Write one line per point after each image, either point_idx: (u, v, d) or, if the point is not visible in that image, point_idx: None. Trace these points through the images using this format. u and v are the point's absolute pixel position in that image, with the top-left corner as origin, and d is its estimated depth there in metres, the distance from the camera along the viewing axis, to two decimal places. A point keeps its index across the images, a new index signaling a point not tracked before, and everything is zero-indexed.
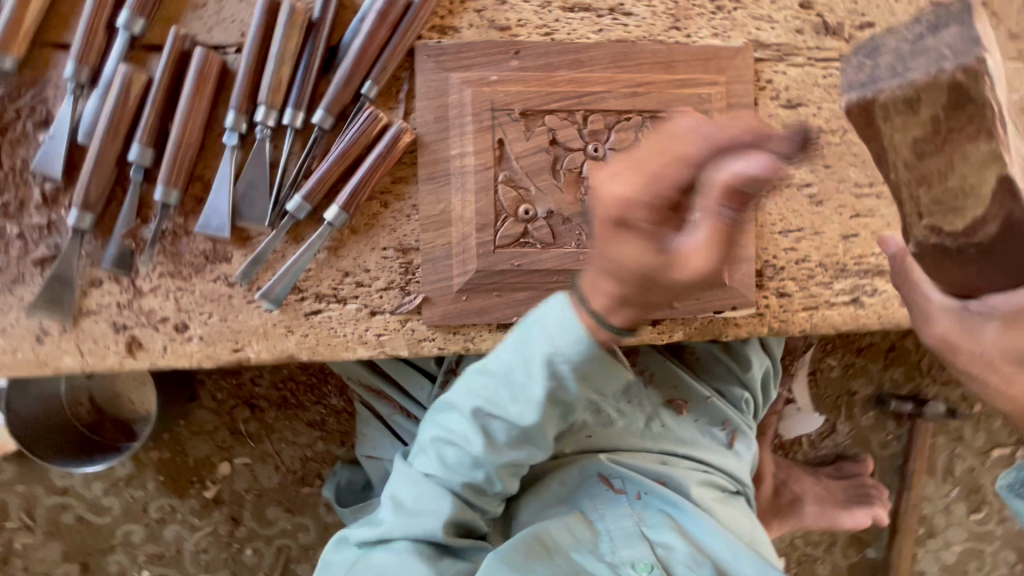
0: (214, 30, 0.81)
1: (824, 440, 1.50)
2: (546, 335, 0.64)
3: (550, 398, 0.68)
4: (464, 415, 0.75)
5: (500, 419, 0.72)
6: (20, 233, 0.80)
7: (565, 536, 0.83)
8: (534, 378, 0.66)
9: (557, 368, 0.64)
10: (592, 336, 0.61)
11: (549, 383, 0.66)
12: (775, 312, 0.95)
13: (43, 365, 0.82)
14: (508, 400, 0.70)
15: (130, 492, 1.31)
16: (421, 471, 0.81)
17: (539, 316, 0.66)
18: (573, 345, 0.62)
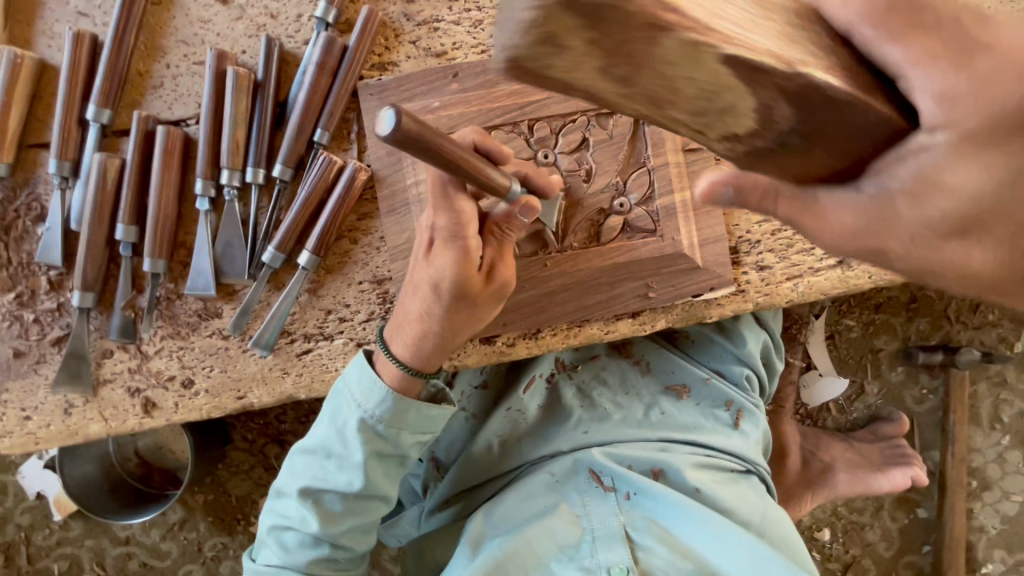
0: (174, 106, 0.88)
1: (853, 403, 1.44)
2: (355, 402, 0.78)
3: (376, 453, 0.79)
4: (292, 496, 0.81)
5: (331, 491, 0.80)
6: (36, 318, 0.88)
7: (545, 543, 0.88)
8: (352, 444, 0.78)
9: (372, 426, 0.78)
10: (393, 389, 0.78)
11: (367, 443, 0.78)
12: (756, 287, 0.93)
13: (74, 434, 0.90)
14: (335, 471, 0.80)
15: (185, 534, 1.41)
16: (263, 565, 0.84)
17: (345, 384, 0.80)
18: (379, 403, 0.78)
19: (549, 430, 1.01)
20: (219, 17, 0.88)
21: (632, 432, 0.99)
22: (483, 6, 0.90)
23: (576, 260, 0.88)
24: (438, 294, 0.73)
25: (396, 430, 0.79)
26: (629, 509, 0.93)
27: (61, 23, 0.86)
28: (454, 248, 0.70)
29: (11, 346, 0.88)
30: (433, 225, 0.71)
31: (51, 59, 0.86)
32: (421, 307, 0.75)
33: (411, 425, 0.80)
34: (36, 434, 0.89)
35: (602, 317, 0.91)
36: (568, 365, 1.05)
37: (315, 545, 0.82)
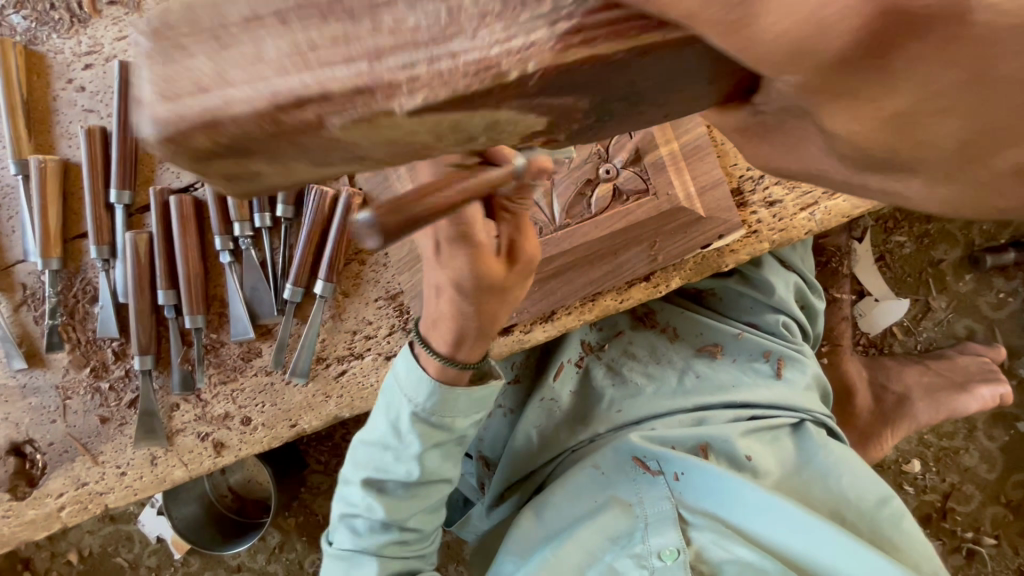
0: (182, 174, 0.96)
1: (921, 323, 1.33)
2: (406, 396, 0.82)
3: (432, 441, 0.83)
4: (357, 485, 0.86)
5: (393, 480, 0.85)
6: (111, 386, 0.99)
7: (594, 537, 0.90)
8: (407, 436, 0.82)
9: (423, 417, 0.82)
10: (440, 381, 0.81)
11: (421, 433, 0.82)
12: (769, 224, 0.89)
13: (162, 482, 1.00)
14: (395, 460, 0.84)
15: (286, 555, 1.53)
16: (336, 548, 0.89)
17: (397, 377, 0.83)
18: (429, 395, 0.81)
19: (584, 414, 1.06)
20: None
21: (668, 402, 1.01)
22: None
23: (574, 236, 0.86)
24: (462, 292, 0.72)
25: (447, 417, 0.83)
26: (681, 492, 0.93)
27: (74, 123, 0.96)
28: (464, 254, 0.67)
29: (97, 414, 1.00)
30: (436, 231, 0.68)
31: (73, 157, 0.97)
32: (450, 305, 0.76)
33: (462, 410, 0.83)
34: (133, 487, 1.00)
35: (614, 287, 0.90)
36: (595, 346, 1.08)
37: (383, 529, 0.87)
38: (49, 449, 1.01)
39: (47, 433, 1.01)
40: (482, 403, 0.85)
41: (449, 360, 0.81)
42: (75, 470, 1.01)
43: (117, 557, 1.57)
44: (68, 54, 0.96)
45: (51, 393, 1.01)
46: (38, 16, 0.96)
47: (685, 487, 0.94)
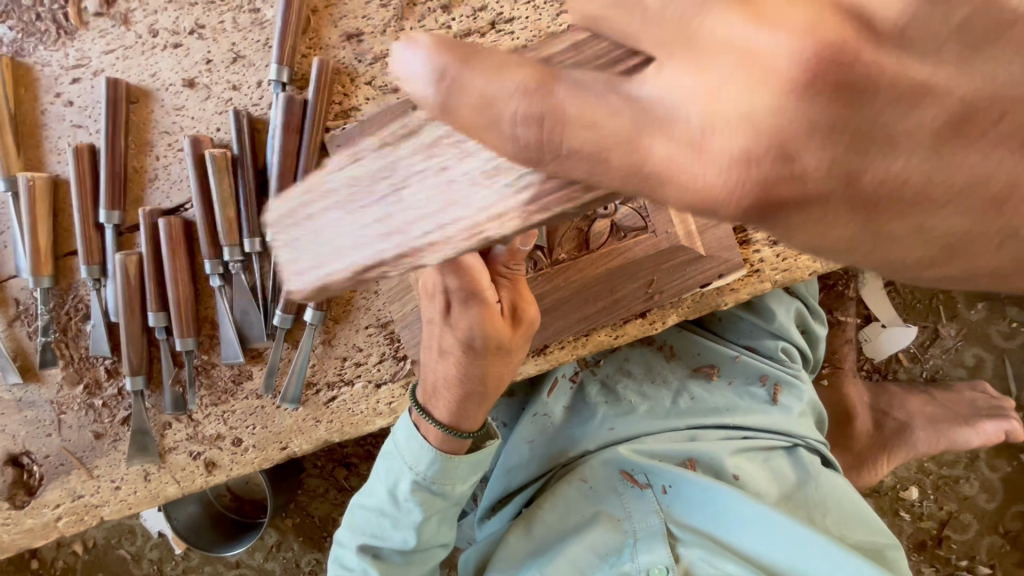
0: (171, 193, 0.94)
1: (928, 350, 1.29)
2: (406, 464, 0.82)
3: (431, 511, 0.84)
4: (352, 549, 0.87)
5: (389, 547, 0.86)
6: (104, 403, 0.99)
7: (584, 553, 0.91)
8: (406, 505, 0.83)
9: (425, 486, 0.82)
10: (440, 450, 0.81)
11: (422, 503, 0.83)
12: (772, 264, 0.86)
13: (155, 497, 1.01)
14: (390, 529, 0.85)
15: (283, 554, 1.57)
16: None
17: (397, 444, 0.83)
18: (429, 465, 0.81)
19: (575, 430, 1.03)
20: (191, 101, 0.92)
21: (661, 423, 0.98)
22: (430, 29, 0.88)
23: (570, 271, 0.84)
24: (472, 352, 0.73)
25: (447, 485, 0.83)
26: (668, 504, 0.93)
27: (63, 138, 0.95)
28: (471, 310, 0.71)
29: (90, 430, 1.00)
30: (445, 288, 0.71)
31: (63, 173, 0.95)
32: (456, 369, 0.76)
33: (462, 476, 0.83)
34: (127, 501, 1.02)
35: (609, 323, 0.88)
36: (590, 362, 1.03)
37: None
38: (44, 462, 1.02)
39: (43, 446, 1.02)
40: (482, 468, 0.85)
41: (449, 431, 0.80)
42: (70, 482, 1.02)
43: (121, 550, 1.61)
44: (56, 67, 0.94)
45: (45, 408, 1.01)
46: (24, 27, 0.93)
47: (672, 500, 0.94)
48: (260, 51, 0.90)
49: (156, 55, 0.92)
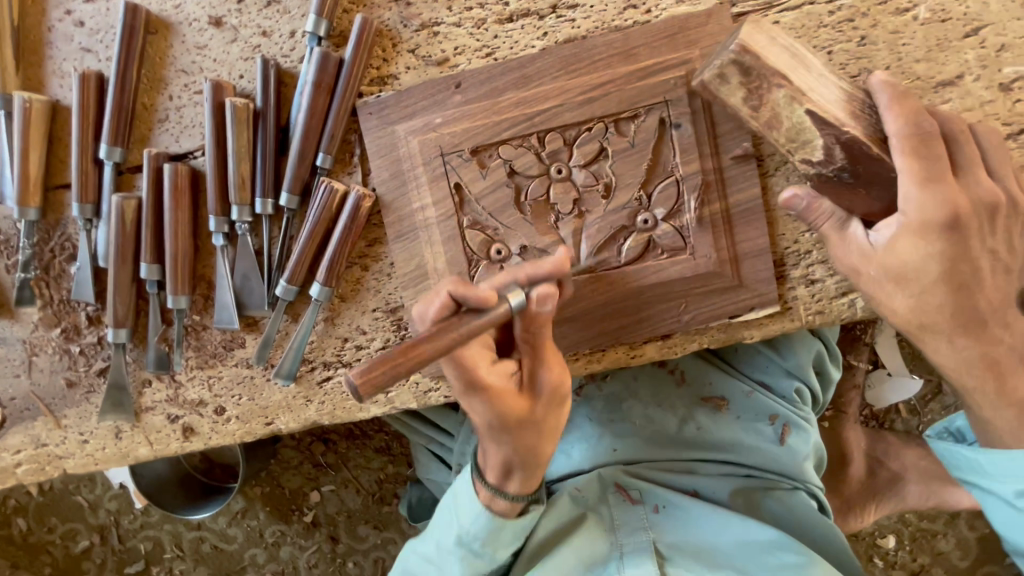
0: (181, 138, 0.87)
1: (928, 404, 1.28)
2: (457, 518, 0.79)
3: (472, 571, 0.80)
4: None
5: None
6: (81, 351, 0.93)
7: (570, 559, 0.85)
8: (450, 556, 0.79)
9: (467, 543, 0.78)
10: (494, 512, 0.77)
11: (471, 565, 0.79)
12: (805, 304, 0.82)
13: (125, 456, 0.96)
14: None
15: (248, 522, 1.52)
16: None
17: (455, 495, 0.80)
18: (477, 523, 0.77)
19: (573, 445, 1.00)
20: (214, 42, 0.85)
21: (663, 448, 0.96)
22: (486, 3, 0.81)
23: (598, 281, 0.80)
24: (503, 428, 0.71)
25: (493, 548, 0.79)
26: (659, 523, 0.90)
27: (69, 61, 0.87)
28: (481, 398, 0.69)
29: (63, 377, 0.94)
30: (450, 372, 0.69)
31: (64, 99, 0.88)
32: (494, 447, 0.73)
33: (505, 542, 0.79)
34: (94, 457, 0.96)
35: (628, 342, 0.84)
36: (597, 376, 1.02)
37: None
38: (9, 404, 0.96)
39: (9, 387, 0.96)
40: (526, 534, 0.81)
41: (504, 492, 0.76)
42: (35, 429, 0.96)
43: (78, 496, 1.55)
44: None
45: (16, 347, 0.95)
46: None
47: (662, 519, 0.91)
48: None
49: None
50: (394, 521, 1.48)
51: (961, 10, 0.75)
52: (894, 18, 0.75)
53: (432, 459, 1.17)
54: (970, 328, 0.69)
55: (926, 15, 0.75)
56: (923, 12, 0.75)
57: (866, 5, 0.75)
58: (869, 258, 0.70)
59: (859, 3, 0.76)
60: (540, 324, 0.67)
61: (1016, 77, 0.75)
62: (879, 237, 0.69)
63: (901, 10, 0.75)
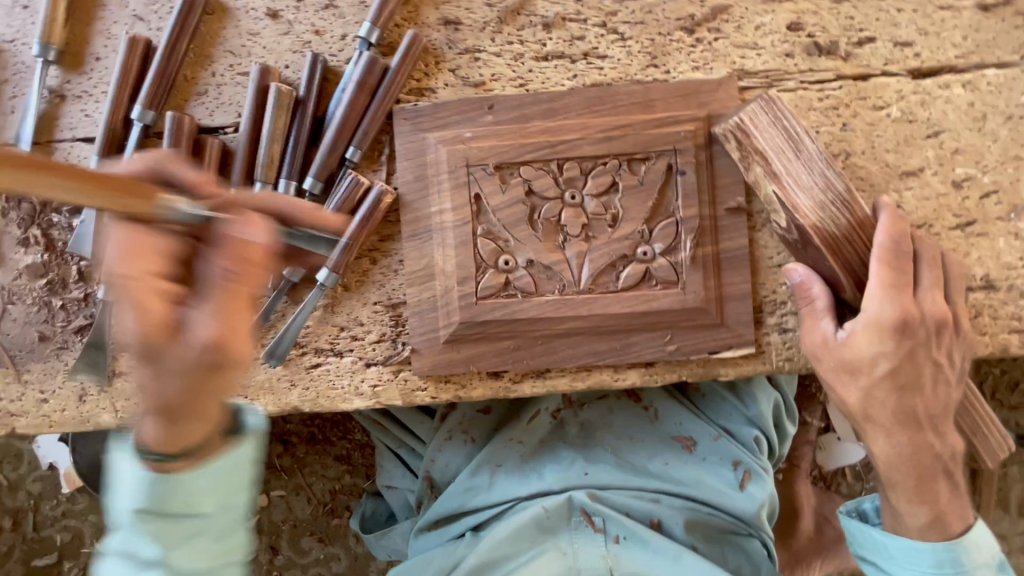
0: (215, 113, 0.90)
1: (871, 472, 1.36)
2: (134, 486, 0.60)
3: (174, 545, 0.59)
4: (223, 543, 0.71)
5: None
6: (63, 305, 0.90)
7: None
8: (127, 533, 0.60)
9: (139, 504, 0.59)
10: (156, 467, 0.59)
11: (158, 529, 0.59)
12: (777, 350, 0.89)
13: (85, 421, 0.92)
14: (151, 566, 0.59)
15: None
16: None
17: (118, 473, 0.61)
18: (135, 487, 0.59)
19: (544, 467, 1.04)
20: (267, 31, 0.90)
21: (630, 478, 1.01)
22: (526, 40, 0.89)
23: (594, 302, 0.86)
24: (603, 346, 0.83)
25: (176, 506, 0.59)
26: (618, 553, 0.94)
27: (119, 24, 0.90)
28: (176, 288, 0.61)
29: (38, 330, 0.91)
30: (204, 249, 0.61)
31: (105, 58, 0.90)
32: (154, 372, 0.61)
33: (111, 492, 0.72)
34: (49, 418, 0.91)
35: (614, 365, 0.88)
36: (575, 402, 1.08)
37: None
38: None
39: None
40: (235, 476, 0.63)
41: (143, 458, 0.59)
42: None
43: None
44: None
45: None
46: None
47: (622, 549, 0.95)
48: (354, 7, 0.89)
49: None
50: (341, 534, 1.43)
51: (928, 114, 0.87)
52: (872, 113, 0.87)
53: (400, 466, 1.21)
54: (907, 424, 0.80)
55: (899, 114, 0.87)
56: (896, 111, 0.87)
57: (850, 98, 0.87)
58: (830, 347, 0.81)
59: (844, 95, 0.87)
60: (242, 251, 0.61)
61: (966, 177, 0.87)
62: (844, 334, 0.80)
63: (878, 107, 0.87)
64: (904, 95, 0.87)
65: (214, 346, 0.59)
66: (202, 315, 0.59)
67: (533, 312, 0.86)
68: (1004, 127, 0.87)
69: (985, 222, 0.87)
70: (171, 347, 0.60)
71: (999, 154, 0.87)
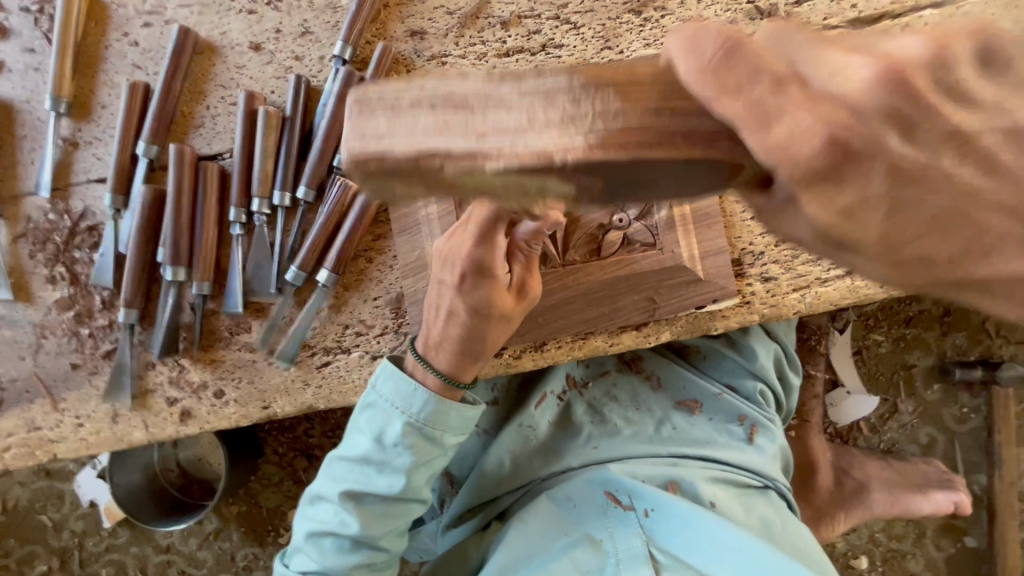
0: (213, 142, 0.98)
1: (886, 422, 1.36)
2: (397, 410, 0.83)
3: (422, 457, 0.84)
4: (333, 500, 0.84)
5: (373, 494, 0.84)
6: (90, 334, 0.98)
7: (566, 567, 0.90)
8: (394, 449, 0.83)
9: (414, 428, 0.83)
10: (436, 393, 0.84)
11: (410, 444, 0.83)
12: (761, 298, 0.93)
13: (119, 440, 0.98)
14: (378, 472, 0.84)
15: (220, 544, 1.48)
16: (296, 572, 0.88)
17: (379, 391, 0.84)
18: (421, 407, 0.82)
19: (561, 448, 1.07)
20: (252, 62, 0.99)
21: (643, 448, 1.03)
22: (487, 40, 0.96)
23: (578, 271, 0.91)
24: (480, 316, 0.79)
25: (438, 433, 0.84)
26: (649, 528, 0.94)
27: (120, 74, 1.00)
28: (485, 283, 0.77)
29: (69, 360, 0.98)
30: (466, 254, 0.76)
31: (110, 105, 1.00)
32: (460, 329, 0.81)
33: (453, 428, 0.85)
34: (87, 441, 0.98)
35: (606, 329, 0.93)
36: (579, 381, 1.11)
37: (354, 548, 0.86)
38: (8, 387, 0.98)
39: (12, 369, 0.99)
40: (471, 424, 0.87)
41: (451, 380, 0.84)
42: (31, 412, 0.98)
43: (43, 515, 1.49)
44: (130, 9, 0.99)
45: (26, 329, 0.99)
46: None
47: (653, 523, 0.95)
48: (328, 31, 0.98)
49: (229, 17, 0.99)
50: None
51: None
52: None
53: None
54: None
55: None
56: None
57: None
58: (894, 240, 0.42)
59: None
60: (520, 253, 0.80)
61: None
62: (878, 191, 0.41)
63: None
64: None
65: (532, 295, 0.82)
66: (528, 282, 0.81)
67: None
68: None
69: None
70: (508, 315, 0.81)
71: None
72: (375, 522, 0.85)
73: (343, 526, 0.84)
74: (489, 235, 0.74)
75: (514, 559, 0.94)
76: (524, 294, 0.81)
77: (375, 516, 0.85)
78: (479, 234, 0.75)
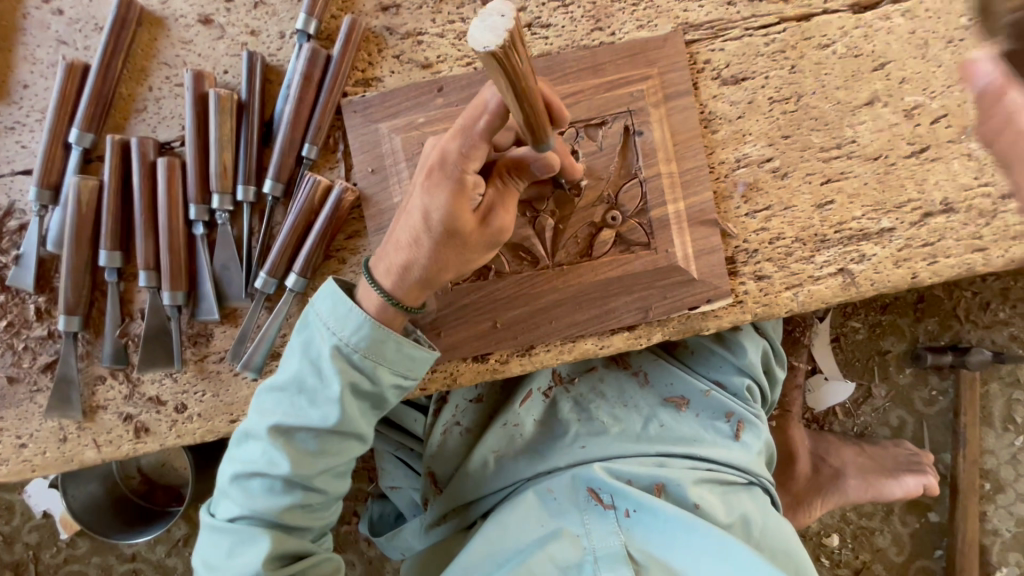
0: (159, 129, 0.87)
1: (860, 407, 1.39)
2: (330, 328, 0.75)
3: (354, 384, 0.76)
4: (259, 436, 0.76)
5: (305, 428, 0.76)
6: (27, 345, 0.88)
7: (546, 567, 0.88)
8: (327, 376, 0.75)
9: (347, 354, 0.75)
10: (377, 319, 0.75)
11: (343, 372, 0.75)
12: (754, 298, 0.90)
13: (68, 460, 0.89)
14: (308, 404, 0.76)
15: (190, 550, 1.41)
16: (223, 519, 0.79)
17: (319, 315, 0.76)
18: (356, 330, 0.75)
19: (546, 448, 1.04)
20: (200, 37, 0.87)
21: (630, 446, 1.01)
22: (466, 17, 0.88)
23: (570, 274, 0.86)
24: (428, 226, 0.68)
25: (373, 364, 0.76)
26: (628, 528, 0.94)
27: (43, 48, 0.86)
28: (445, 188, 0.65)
29: (4, 374, 0.88)
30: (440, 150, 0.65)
31: (33, 84, 0.87)
32: (409, 243, 0.71)
33: (392, 360, 0.76)
34: (31, 462, 0.89)
35: (597, 331, 0.88)
36: (566, 378, 1.08)
37: (285, 490, 0.77)
38: None
39: None
40: (414, 360, 0.78)
41: (394, 302, 0.75)
42: None
43: None
44: None
45: None
46: None
47: (633, 524, 0.94)
48: (287, 3, 0.87)
49: None
50: (352, 540, 1.44)
51: (873, 47, 0.88)
52: (818, 51, 0.88)
53: (401, 465, 1.20)
54: None
55: (844, 50, 0.88)
56: (841, 47, 0.88)
57: (795, 39, 0.88)
58: None
59: (789, 37, 0.88)
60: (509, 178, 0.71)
61: (916, 105, 0.89)
62: None
63: (823, 45, 0.88)
64: (847, 31, 0.88)
65: (500, 224, 0.70)
66: (495, 207, 0.70)
67: (509, 291, 0.86)
68: (948, 50, 0.88)
69: (939, 147, 0.89)
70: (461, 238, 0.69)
71: (946, 77, 0.88)
72: (308, 461, 0.77)
73: (271, 466, 0.75)
74: (473, 132, 0.63)
75: (489, 550, 0.93)
76: (490, 219, 0.69)
77: (307, 454, 0.77)
78: (458, 132, 0.63)
